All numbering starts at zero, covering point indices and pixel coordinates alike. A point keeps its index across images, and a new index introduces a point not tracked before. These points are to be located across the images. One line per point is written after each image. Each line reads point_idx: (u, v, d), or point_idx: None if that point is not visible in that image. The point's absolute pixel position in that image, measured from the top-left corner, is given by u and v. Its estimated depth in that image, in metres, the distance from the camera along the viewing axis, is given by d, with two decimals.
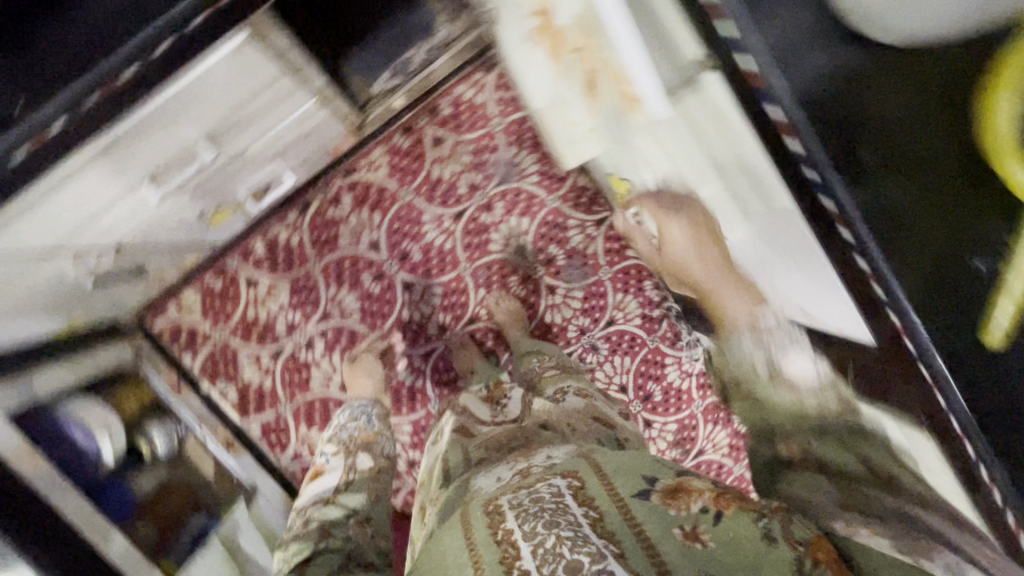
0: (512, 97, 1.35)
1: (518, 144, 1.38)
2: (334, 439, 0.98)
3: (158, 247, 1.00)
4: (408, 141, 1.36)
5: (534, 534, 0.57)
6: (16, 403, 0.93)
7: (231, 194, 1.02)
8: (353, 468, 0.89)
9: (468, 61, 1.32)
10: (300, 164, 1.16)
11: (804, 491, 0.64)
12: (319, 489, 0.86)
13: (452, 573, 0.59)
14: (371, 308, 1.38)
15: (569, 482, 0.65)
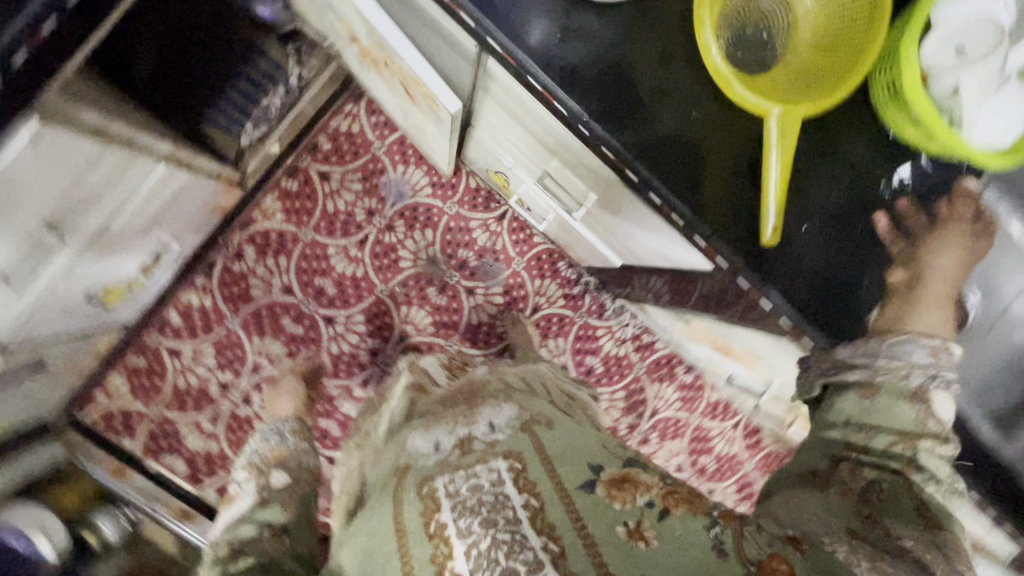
0: (385, 120, 1.41)
1: (403, 161, 1.43)
2: (247, 463, 0.96)
3: (53, 338, 1.01)
4: (296, 182, 1.40)
5: (468, 533, 0.61)
6: None
7: (116, 271, 1.04)
8: (265, 488, 0.90)
9: (335, 96, 1.38)
10: (187, 227, 1.18)
11: (793, 510, 0.59)
12: (235, 513, 0.88)
13: (383, 549, 0.67)
14: (299, 349, 1.40)
15: (509, 464, 0.69)
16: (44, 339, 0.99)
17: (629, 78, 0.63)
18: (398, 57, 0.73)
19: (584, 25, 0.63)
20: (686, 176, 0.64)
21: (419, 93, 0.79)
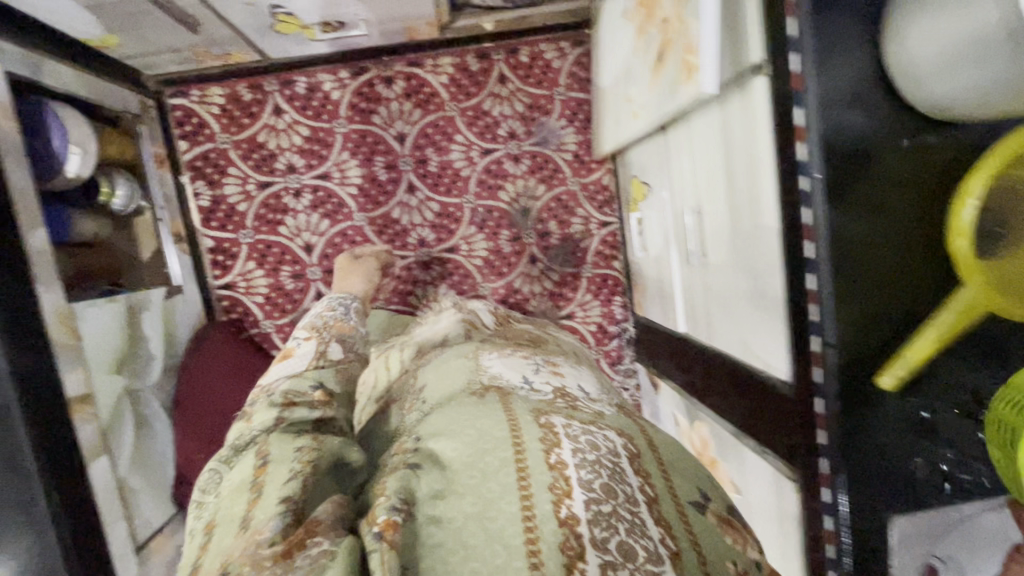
0: (584, 77, 1.41)
1: (569, 119, 1.43)
2: (307, 325, 0.93)
3: (217, 14, 1.02)
4: (478, 65, 1.39)
5: (591, 487, 0.51)
6: (19, 71, 0.90)
7: (304, 5, 1.04)
8: (323, 355, 0.86)
9: (564, 26, 1.38)
10: (379, 23, 1.19)
11: None
12: (286, 368, 0.82)
13: (485, 453, 0.55)
14: (368, 190, 1.41)
15: (625, 442, 0.58)
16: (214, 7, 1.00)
17: (871, 168, 0.64)
18: (694, 17, 0.74)
19: (875, 104, 0.63)
20: (851, 281, 0.65)
21: (678, 60, 0.80)
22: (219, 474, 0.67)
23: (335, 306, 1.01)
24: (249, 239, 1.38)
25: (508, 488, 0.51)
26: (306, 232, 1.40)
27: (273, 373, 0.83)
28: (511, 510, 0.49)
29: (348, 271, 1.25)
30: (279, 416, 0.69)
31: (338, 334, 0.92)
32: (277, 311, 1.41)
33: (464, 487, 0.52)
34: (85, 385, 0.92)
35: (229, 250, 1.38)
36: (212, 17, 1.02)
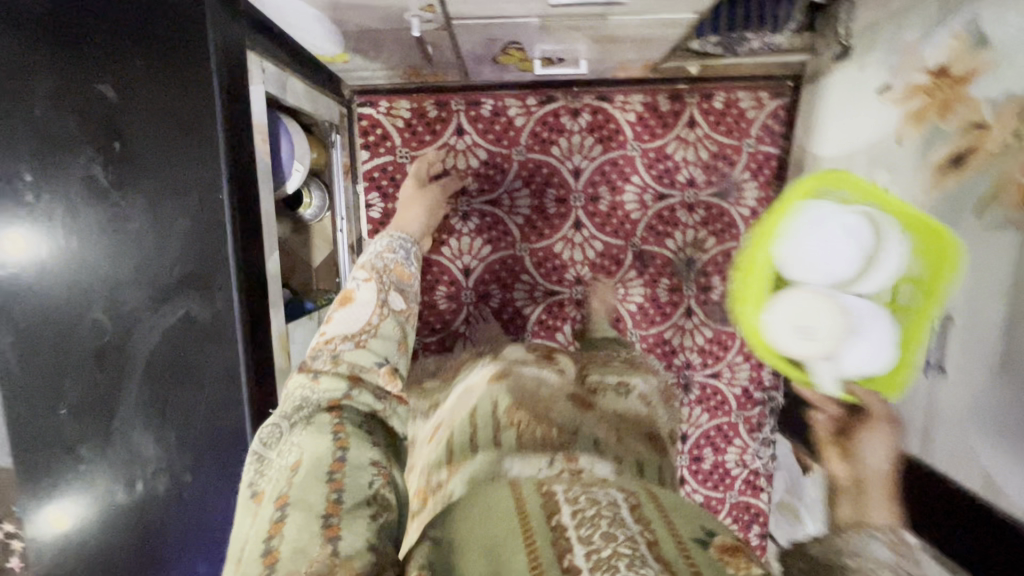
0: (778, 131, 1.33)
1: (753, 173, 1.36)
2: (366, 265, 0.95)
3: (452, 47, 1.00)
4: (668, 107, 1.33)
5: (591, 541, 0.56)
6: (272, 90, 0.91)
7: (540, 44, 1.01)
8: (384, 306, 0.90)
9: (768, 76, 1.30)
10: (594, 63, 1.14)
11: None
12: (351, 318, 0.87)
13: (497, 524, 0.59)
14: (535, 222, 1.38)
15: (627, 497, 0.65)
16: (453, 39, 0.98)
17: None
18: None
19: None
20: None
21: (1009, 182, 0.73)
22: (264, 459, 0.66)
23: (383, 245, 1.01)
24: None
25: (516, 549, 0.55)
26: (467, 256, 1.39)
27: (333, 324, 0.85)
28: (519, 565, 0.54)
29: (415, 208, 1.18)
30: (345, 394, 0.73)
31: (397, 283, 0.95)
32: (427, 328, 1.42)
33: (475, 555, 0.56)
34: None
35: None
36: (447, 50, 1.00)
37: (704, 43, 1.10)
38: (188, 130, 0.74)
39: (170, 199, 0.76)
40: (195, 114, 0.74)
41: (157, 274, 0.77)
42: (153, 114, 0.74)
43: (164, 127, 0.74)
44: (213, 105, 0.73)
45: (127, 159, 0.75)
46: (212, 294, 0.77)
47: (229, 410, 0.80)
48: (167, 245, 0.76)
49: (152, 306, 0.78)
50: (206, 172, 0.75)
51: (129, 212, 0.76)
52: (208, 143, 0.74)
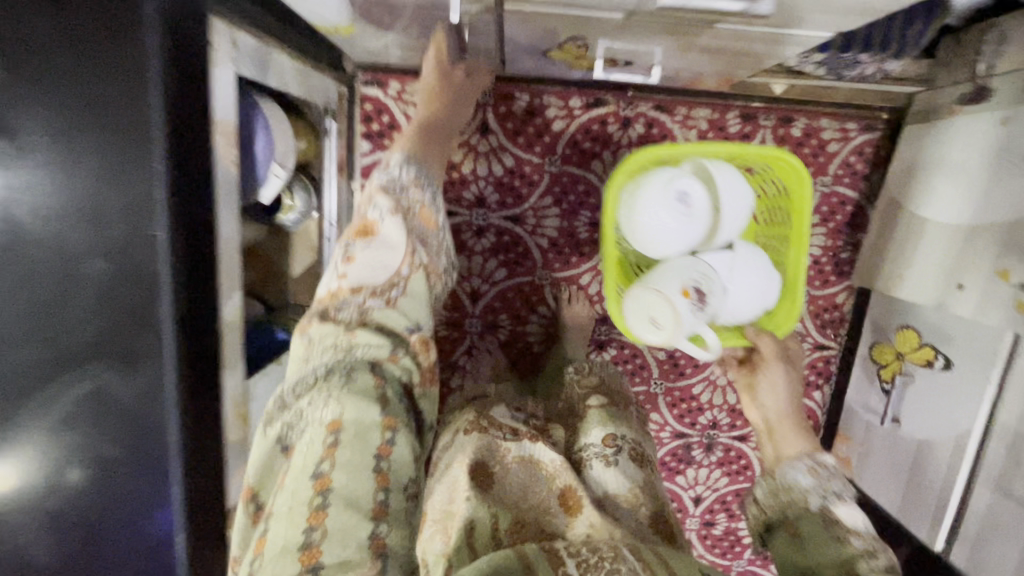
0: (861, 172, 1.12)
1: (823, 217, 1.15)
2: (386, 190, 0.78)
3: (499, 31, 0.76)
4: (738, 128, 1.10)
5: None
6: (245, 69, 0.66)
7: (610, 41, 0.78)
8: (411, 257, 0.77)
9: (862, 105, 1.08)
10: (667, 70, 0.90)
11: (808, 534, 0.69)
12: (372, 268, 0.74)
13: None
14: (562, 247, 1.16)
15: (634, 556, 0.65)
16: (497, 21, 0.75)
17: None
18: None
19: None
20: None
21: None
22: (312, 379, 0.68)
23: (398, 167, 0.80)
24: None
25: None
26: (477, 278, 1.18)
27: (355, 267, 0.75)
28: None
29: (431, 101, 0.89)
30: (384, 355, 0.72)
31: (419, 228, 0.79)
32: None
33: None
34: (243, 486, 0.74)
35: None
36: (490, 33, 0.77)
37: (803, 63, 0.87)
38: (113, 132, 0.51)
39: (89, 223, 0.54)
40: (122, 109, 0.50)
41: (70, 321, 0.56)
42: (67, 103, 0.51)
43: (83, 124, 0.51)
44: (150, 100, 0.49)
45: (27, 161, 0.53)
46: (139, 363, 0.55)
47: (152, 513, 0.59)
48: (83, 285, 0.55)
49: (62, 363, 0.57)
50: (136, 195, 0.52)
51: (36, 234, 0.54)
52: (139, 154, 0.51)
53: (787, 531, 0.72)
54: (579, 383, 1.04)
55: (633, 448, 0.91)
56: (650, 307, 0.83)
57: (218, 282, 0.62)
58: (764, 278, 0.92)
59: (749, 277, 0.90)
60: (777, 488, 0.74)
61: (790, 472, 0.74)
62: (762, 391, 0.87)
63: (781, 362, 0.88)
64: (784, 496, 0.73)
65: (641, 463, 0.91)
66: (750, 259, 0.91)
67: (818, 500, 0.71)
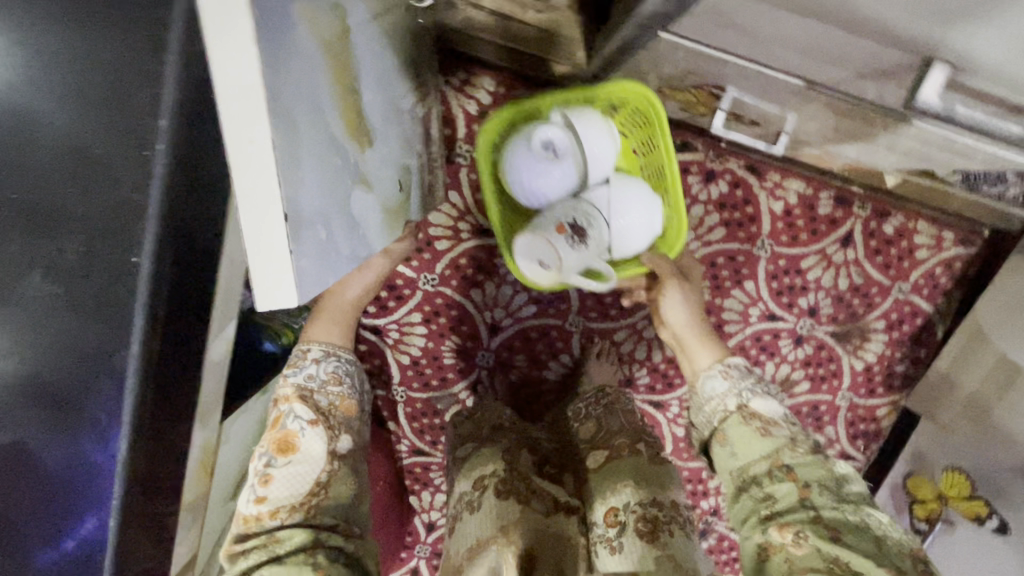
0: (941, 288, 1.02)
1: (889, 325, 1.04)
2: (296, 393, 0.70)
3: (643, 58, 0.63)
4: (828, 209, 0.98)
5: None
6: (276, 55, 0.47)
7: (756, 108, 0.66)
8: (335, 453, 0.68)
9: (966, 217, 0.97)
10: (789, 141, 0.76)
11: (740, 441, 0.72)
12: (297, 469, 0.64)
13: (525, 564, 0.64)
14: (602, 296, 1.03)
15: None
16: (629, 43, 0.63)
17: None
18: None
19: None
20: None
21: None
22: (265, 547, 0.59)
23: (316, 363, 0.75)
24: (430, 287, 1.01)
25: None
26: (501, 310, 1.03)
27: (276, 485, 0.62)
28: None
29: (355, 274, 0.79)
30: (315, 539, 0.60)
31: (344, 420, 0.73)
32: (417, 381, 1.06)
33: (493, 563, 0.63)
34: (189, 547, 0.58)
35: (400, 291, 1.01)
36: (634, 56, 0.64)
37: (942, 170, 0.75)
38: (98, 104, 0.35)
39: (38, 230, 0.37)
40: (119, 74, 0.34)
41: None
42: (31, 52, 0.34)
43: (49, 85, 0.35)
44: (163, 69, 0.34)
45: None
46: (77, 426, 0.39)
47: None
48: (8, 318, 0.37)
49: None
50: (116, 197, 0.35)
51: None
52: (132, 140, 0.35)
53: (715, 439, 0.75)
54: (580, 435, 0.94)
55: (640, 515, 0.75)
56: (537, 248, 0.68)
57: (211, 314, 0.47)
58: (643, 202, 0.75)
59: (631, 210, 0.75)
60: (701, 404, 0.78)
61: (710, 383, 0.77)
62: (670, 310, 0.82)
63: (679, 280, 0.80)
64: (709, 413, 0.76)
65: (652, 538, 0.72)
66: (628, 188, 0.75)
67: (736, 403, 0.74)
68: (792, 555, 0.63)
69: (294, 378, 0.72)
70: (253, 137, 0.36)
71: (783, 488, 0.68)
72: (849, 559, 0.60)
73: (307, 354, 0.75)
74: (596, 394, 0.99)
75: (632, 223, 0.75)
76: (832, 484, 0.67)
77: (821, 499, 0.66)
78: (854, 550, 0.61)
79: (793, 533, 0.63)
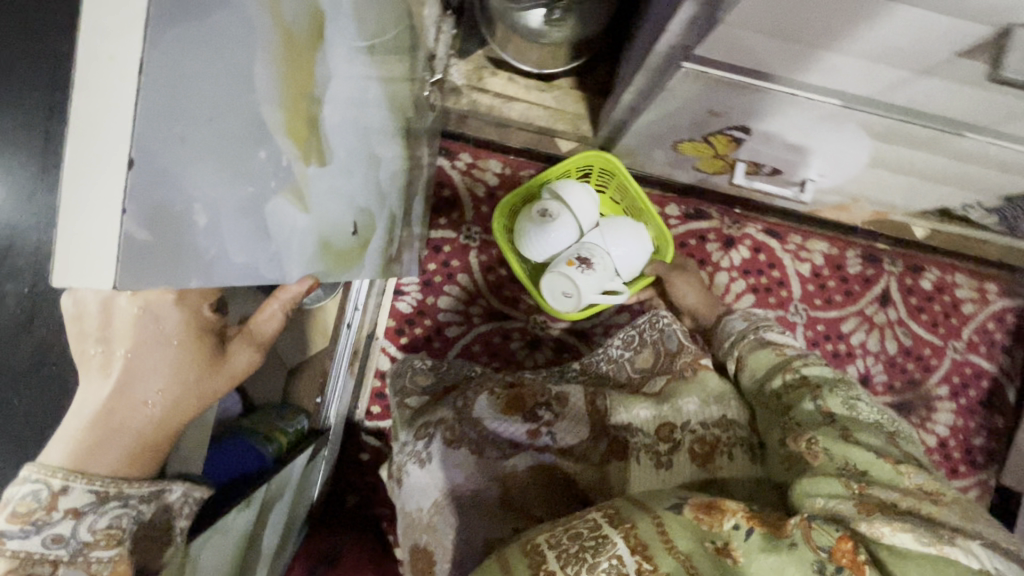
0: (998, 343, 0.93)
1: (954, 389, 0.93)
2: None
3: (651, 112, 0.62)
4: (858, 269, 0.93)
5: None
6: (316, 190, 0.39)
7: (781, 158, 0.64)
8: None
9: (1002, 266, 0.92)
10: (817, 194, 0.73)
11: (762, 367, 0.66)
12: None
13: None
14: None
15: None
16: (657, 74, 0.56)
17: None
18: None
19: None
20: None
21: None
22: None
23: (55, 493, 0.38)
24: None
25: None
26: None
27: None
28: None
29: (131, 320, 0.38)
30: None
31: None
32: None
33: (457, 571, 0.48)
34: None
35: None
36: (645, 112, 0.62)
37: (972, 208, 0.71)
38: None
39: None
40: None
41: None
42: None
43: None
44: None
45: None
46: None
47: None
48: None
49: None
50: None
51: None
52: None
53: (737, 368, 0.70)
54: (631, 363, 0.79)
55: (699, 436, 0.64)
56: (554, 285, 0.75)
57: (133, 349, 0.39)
58: (635, 226, 0.78)
59: (624, 238, 0.76)
60: (721, 345, 0.74)
61: (727, 325, 0.75)
62: (676, 288, 0.83)
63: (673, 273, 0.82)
64: (729, 349, 0.72)
65: (706, 461, 0.63)
66: (617, 222, 0.77)
67: (753, 337, 0.70)
68: (811, 464, 0.51)
69: (18, 545, 0.37)
70: (107, 47, 0.22)
71: (799, 389, 0.60)
72: (852, 458, 0.50)
73: (50, 500, 0.38)
74: (649, 318, 0.80)
75: (631, 248, 0.77)
76: (844, 389, 0.59)
77: (834, 402, 0.57)
78: (860, 444, 0.52)
79: (807, 444, 0.53)
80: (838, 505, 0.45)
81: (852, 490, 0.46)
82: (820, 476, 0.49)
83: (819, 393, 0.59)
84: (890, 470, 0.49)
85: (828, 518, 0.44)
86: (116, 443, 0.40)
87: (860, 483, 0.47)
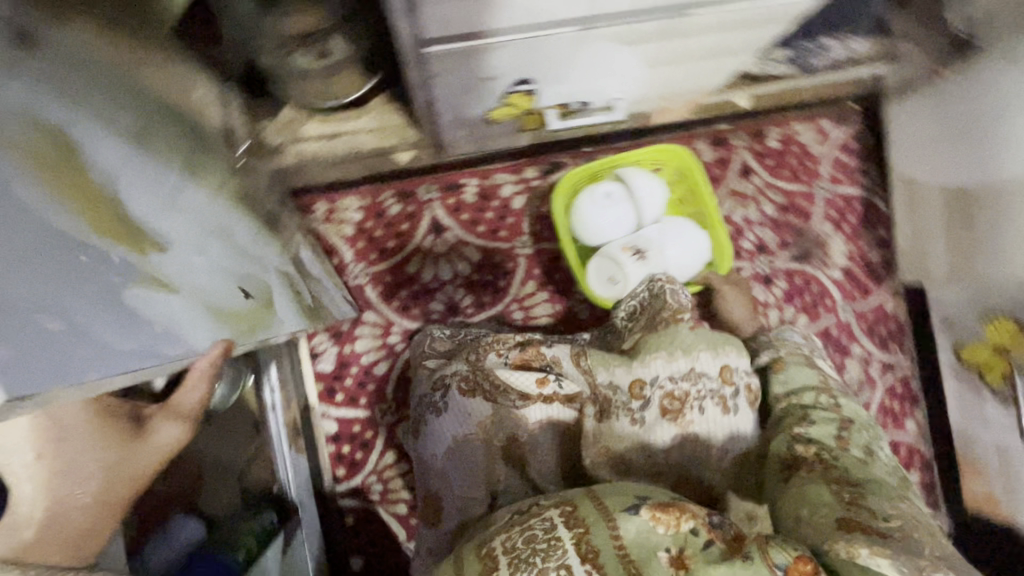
0: (853, 167, 1.02)
1: (836, 223, 1.01)
2: None
3: (438, 93, 0.63)
4: (712, 155, 0.99)
5: None
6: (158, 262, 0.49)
7: (577, 89, 0.67)
8: None
9: (827, 102, 1.01)
10: (636, 102, 0.76)
11: (800, 377, 0.73)
12: None
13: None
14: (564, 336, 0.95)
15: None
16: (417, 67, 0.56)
17: None
18: None
19: None
20: None
21: None
22: None
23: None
24: (389, 416, 0.91)
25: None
26: None
27: None
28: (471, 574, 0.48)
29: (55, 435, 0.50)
30: None
31: None
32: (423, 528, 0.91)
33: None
34: None
35: (361, 437, 0.91)
36: (434, 95, 0.64)
37: (765, 64, 0.77)
38: None
39: None
40: None
41: None
42: None
43: None
44: None
45: None
46: None
47: None
48: None
49: None
50: None
51: None
52: None
53: (770, 364, 0.76)
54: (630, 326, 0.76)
55: (668, 391, 0.66)
56: (607, 267, 0.83)
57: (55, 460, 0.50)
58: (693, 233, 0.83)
59: (681, 241, 0.82)
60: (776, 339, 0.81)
61: (787, 333, 0.83)
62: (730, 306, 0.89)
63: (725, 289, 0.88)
64: (774, 344, 0.79)
65: (677, 416, 0.66)
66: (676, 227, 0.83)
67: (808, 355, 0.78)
68: (806, 472, 0.58)
69: None
70: None
71: (827, 410, 0.68)
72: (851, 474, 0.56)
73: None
74: (650, 282, 0.76)
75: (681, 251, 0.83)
76: (866, 433, 0.66)
77: (857, 438, 0.65)
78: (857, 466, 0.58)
79: (815, 451, 0.60)
80: (824, 512, 0.51)
81: (842, 498, 0.53)
82: (811, 483, 0.56)
83: (843, 430, 0.65)
84: (890, 494, 0.55)
85: (812, 535, 0.50)
86: (50, 528, 0.48)
87: (853, 492, 0.53)
